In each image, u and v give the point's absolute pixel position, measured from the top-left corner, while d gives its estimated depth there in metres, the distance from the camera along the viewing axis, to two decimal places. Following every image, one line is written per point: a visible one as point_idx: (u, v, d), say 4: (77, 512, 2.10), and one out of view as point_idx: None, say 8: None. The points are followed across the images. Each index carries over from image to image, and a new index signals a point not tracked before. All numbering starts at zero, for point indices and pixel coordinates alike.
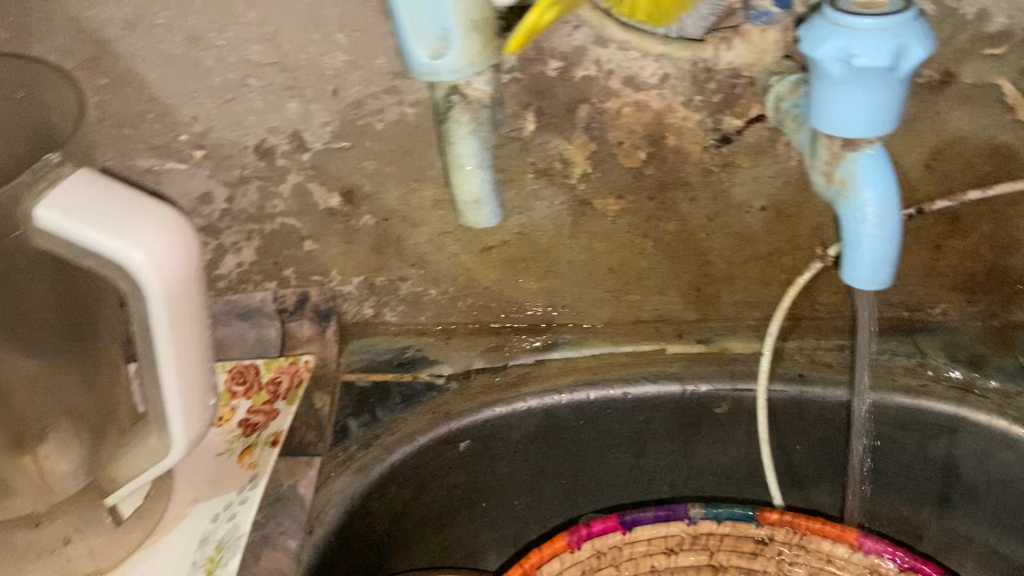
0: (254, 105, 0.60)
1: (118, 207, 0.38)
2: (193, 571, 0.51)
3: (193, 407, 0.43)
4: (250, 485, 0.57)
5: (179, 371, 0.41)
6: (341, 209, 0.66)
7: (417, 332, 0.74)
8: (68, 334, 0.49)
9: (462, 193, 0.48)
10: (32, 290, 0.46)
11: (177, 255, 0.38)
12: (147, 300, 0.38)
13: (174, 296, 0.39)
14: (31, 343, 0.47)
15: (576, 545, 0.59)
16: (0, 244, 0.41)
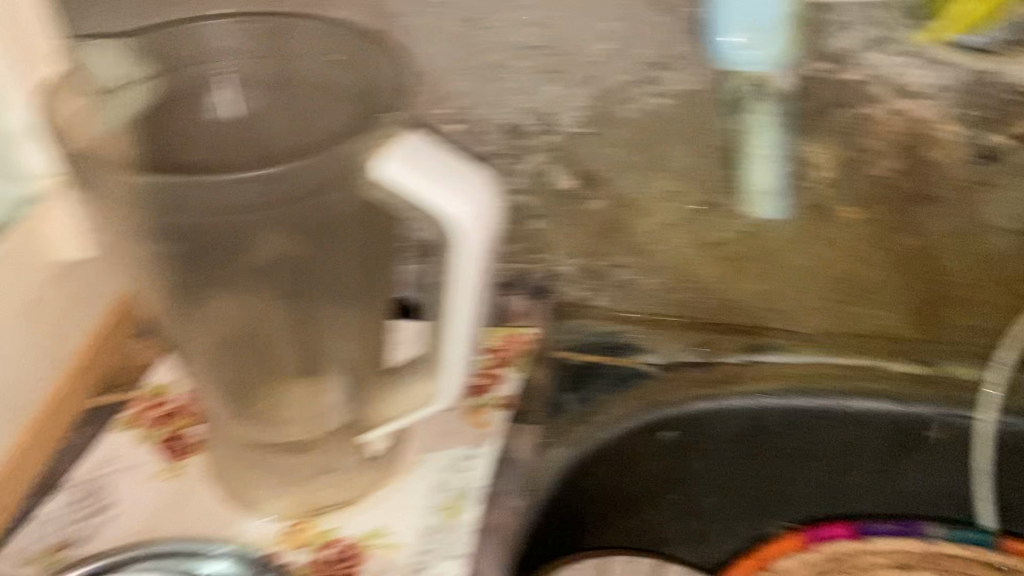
0: (515, 85, 0.62)
1: (445, 166, 0.41)
2: (431, 513, 0.55)
3: (471, 355, 0.47)
4: (481, 442, 0.60)
5: (470, 318, 0.45)
6: (577, 191, 0.67)
7: (625, 318, 0.75)
8: (361, 281, 0.50)
9: (754, 184, 0.63)
10: (343, 241, 0.46)
11: (491, 212, 0.42)
12: (463, 252, 0.42)
13: (483, 249, 0.42)
14: (332, 292, 0.49)
15: (809, 543, 0.70)
16: (330, 192, 0.43)
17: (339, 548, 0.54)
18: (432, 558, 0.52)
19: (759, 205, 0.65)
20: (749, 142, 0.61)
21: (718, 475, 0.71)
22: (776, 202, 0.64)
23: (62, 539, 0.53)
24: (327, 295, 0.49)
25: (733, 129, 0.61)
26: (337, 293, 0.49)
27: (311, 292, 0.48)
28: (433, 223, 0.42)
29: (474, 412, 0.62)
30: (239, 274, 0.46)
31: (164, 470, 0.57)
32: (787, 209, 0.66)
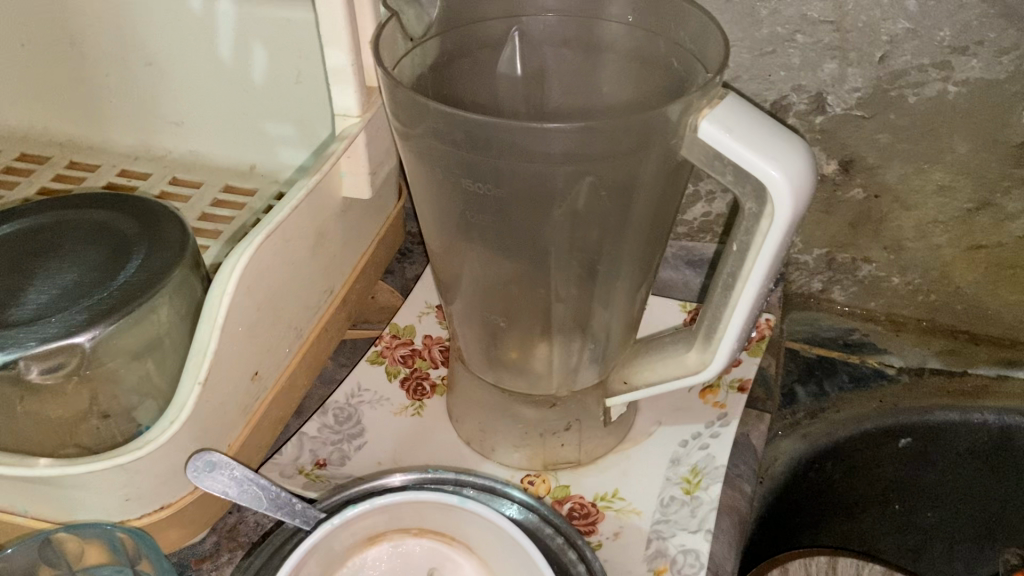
0: (790, 61, 0.60)
1: (767, 132, 0.40)
2: (668, 485, 0.56)
3: (747, 329, 0.46)
4: (720, 422, 0.59)
5: (758, 291, 0.44)
6: (834, 177, 0.65)
7: (862, 317, 0.72)
8: (642, 257, 0.50)
9: None
10: (639, 211, 0.46)
11: (807, 185, 0.40)
12: (771, 222, 0.40)
13: (792, 222, 0.41)
14: (617, 262, 0.49)
15: None
16: (647, 155, 0.42)
17: (572, 506, 0.55)
18: (672, 528, 0.52)
19: None
20: None
21: (947, 491, 0.69)
22: None
23: (319, 459, 0.56)
24: (610, 263, 0.49)
25: None
26: (618, 261, 0.49)
27: (594, 257, 0.48)
28: (743, 187, 0.41)
29: (706, 391, 0.62)
30: (533, 233, 0.47)
31: (410, 405, 0.62)
32: None
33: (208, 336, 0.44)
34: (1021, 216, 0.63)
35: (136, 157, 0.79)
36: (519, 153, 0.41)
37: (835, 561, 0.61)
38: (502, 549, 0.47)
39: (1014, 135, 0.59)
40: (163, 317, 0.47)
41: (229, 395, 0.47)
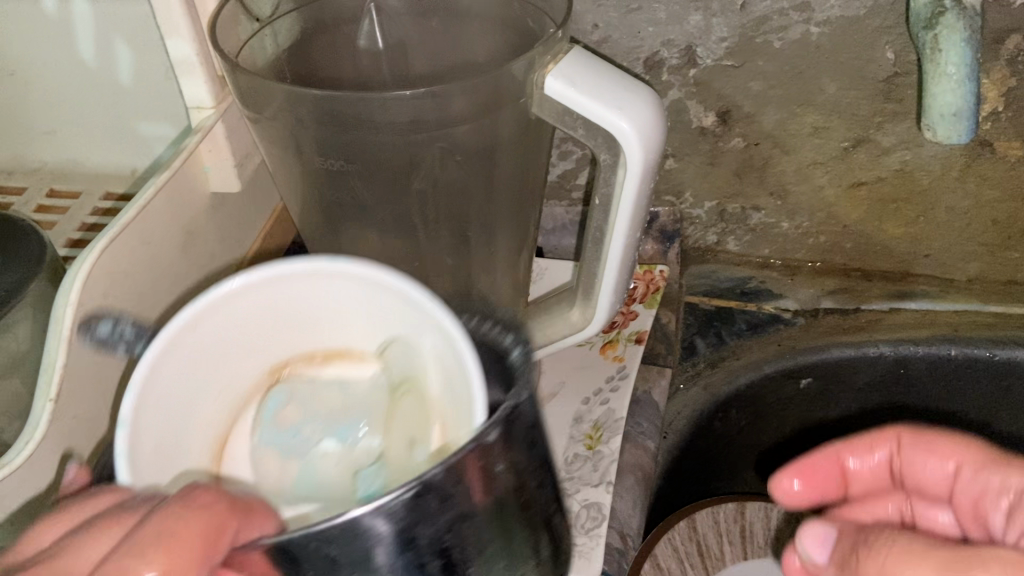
0: (656, 16, 0.60)
1: (612, 80, 0.40)
2: (573, 443, 0.55)
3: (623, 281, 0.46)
4: (619, 376, 0.60)
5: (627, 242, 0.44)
6: (713, 129, 0.66)
7: (758, 264, 0.73)
8: (513, 218, 0.50)
9: (940, 104, 0.47)
10: (501, 173, 0.46)
11: (658, 131, 0.40)
12: (626, 171, 0.41)
13: (647, 168, 0.41)
14: (488, 227, 0.49)
15: None
16: (497, 116, 0.42)
17: None
18: (576, 484, 0.52)
19: (946, 129, 0.47)
20: (936, 58, 0.46)
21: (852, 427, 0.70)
22: (962, 128, 0.47)
23: None
24: (481, 229, 0.48)
25: (922, 44, 0.48)
26: (490, 226, 0.48)
27: (463, 225, 0.47)
28: (595, 139, 0.41)
29: (606, 346, 0.63)
30: (396, 207, 0.46)
31: None
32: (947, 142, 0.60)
33: (56, 349, 0.42)
34: (897, 149, 0.63)
35: (10, 172, 0.75)
36: (369, 126, 0.40)
37: (742, 508, 0.62)
38: (379, 308, 0.38)
39: (881, 70, 0.59)
40: (24, 333, 0.45)
41: (102, 405, 0.46)
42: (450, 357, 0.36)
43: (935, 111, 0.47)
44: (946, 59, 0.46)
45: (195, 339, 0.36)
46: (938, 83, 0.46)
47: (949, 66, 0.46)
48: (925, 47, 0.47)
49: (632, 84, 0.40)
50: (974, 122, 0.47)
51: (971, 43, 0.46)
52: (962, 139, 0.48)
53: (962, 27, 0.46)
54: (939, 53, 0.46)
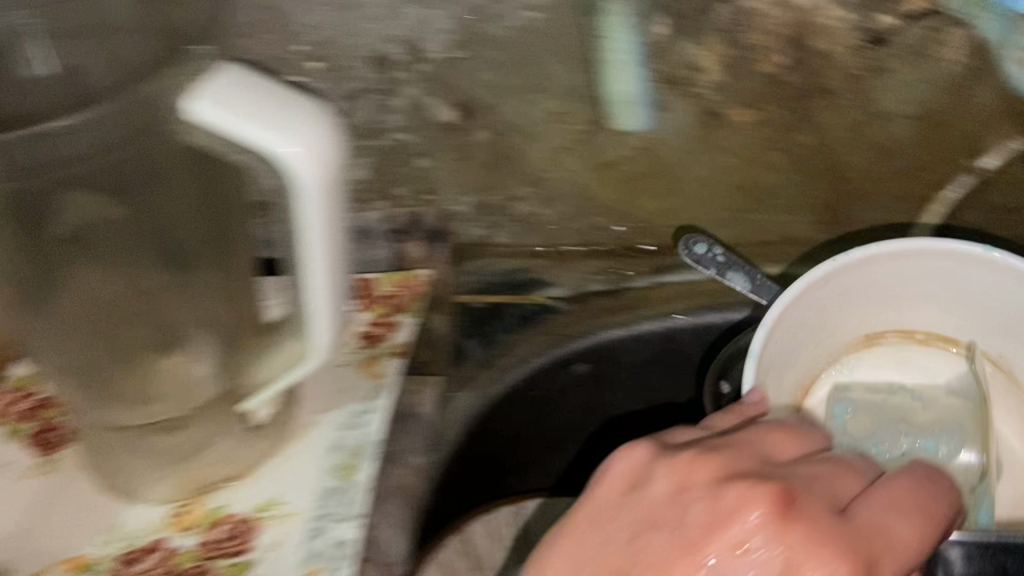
0: (375, 12, 0.58)
1: (272, 102, 0.38)
2: (329, 478, 0.54)
3: (336, 309, 0.45)
4: (375, 395, 0.59)
5: (329, 271, 0.42)
6: (457, 123, 0.64)
7: (530, 254, 0.72)
8: (209, 245, 0.47)
9: (615, 91, 0.61)
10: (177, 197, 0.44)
11: (332, 153, 0.39)
12: (306, 198, 0.39)
13: (329, 192, 0.39)
14: (174, 256, 0.45)
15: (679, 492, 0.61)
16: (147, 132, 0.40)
17: (228, 525, 0.53)
18: (331, 522, 0.51)
19: (624, 112, 0.62)
20: (608, 46, 0.59)
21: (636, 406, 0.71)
22: (638, 109, 0.62)
23: None
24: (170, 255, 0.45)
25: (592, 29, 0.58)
26: (179, 252, 0.45)
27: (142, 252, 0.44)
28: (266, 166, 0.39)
29: (367, 363, 0.61)
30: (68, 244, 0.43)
31: (42, 463, 0.55)
32: (677, 113, 0.62)
33: None
34: (636, 128, 0.63)
35: None
36: (49, 168, 0.38)
37: (520, 508, 0.64)
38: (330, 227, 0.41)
39: (605, 49, 0.59)
40: None
41: None
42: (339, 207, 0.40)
43: (613, 98, 0.62)
44: (614, 48, 0.59)
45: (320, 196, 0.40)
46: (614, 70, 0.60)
47: (620, 56, 0.59)
48: (597, 32, 0.58)
49: (298, 96, 0.39)
50: (648, 103, 0.62)
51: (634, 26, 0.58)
52: (644, 121, 0.63)
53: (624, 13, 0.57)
54: (609, 37, 0.58)
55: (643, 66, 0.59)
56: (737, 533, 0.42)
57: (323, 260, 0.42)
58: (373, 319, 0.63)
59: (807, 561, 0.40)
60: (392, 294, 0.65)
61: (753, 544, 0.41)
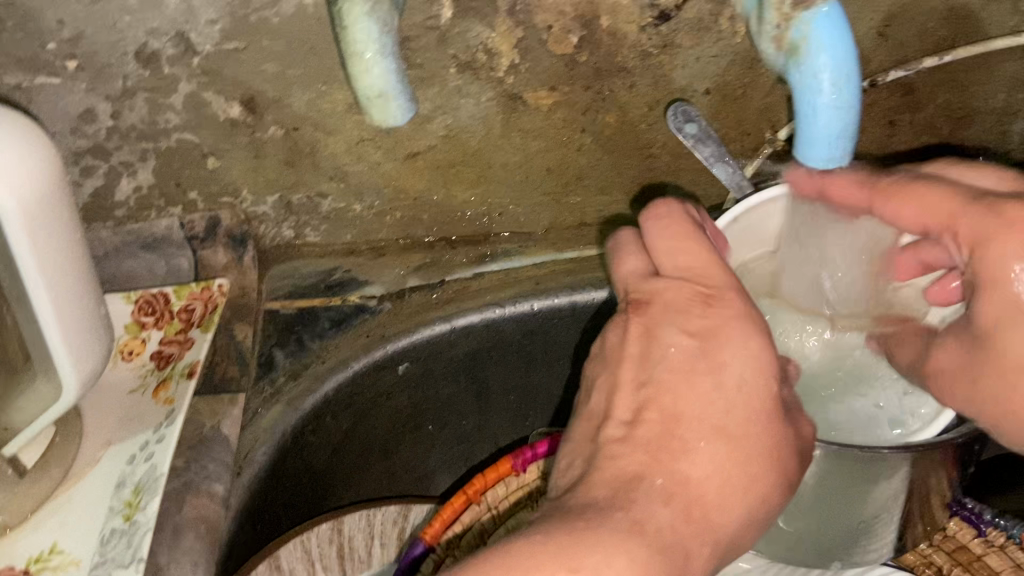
0: (128, 3, 0.52)
1: None
2: (110, 516, 0.50)
3: (79, 349, 0.41)
4: (166, 422, 0.53)
5: (55, 308, 0.39)
6: (244, 120, 0.59)
7: (344, 251, 0.68)
8: None
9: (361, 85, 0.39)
10: None
11: (30, 172, 0.36)
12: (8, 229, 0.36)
13: (36, 219, 0.37)
14: None
15: (520, 467, 0.60)
16: None
17: None
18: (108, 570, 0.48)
19: (377, 111, 0.39)
20: (345, 35, 0.37)
21: (468, 395, 0.70)
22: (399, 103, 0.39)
23: None
24: None
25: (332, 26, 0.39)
26: None
27: None
28: None
29: (157, 387, 0.56)
30: None
31: None
32: (475, 96, 0.60)
33: None
34: (436, 115, 0.61)
35: None
36: None
37: (339, 525, 0.60)
38: (63, 242, 0.39)
39: None
40: None
41: None
42: (55, 218, 0.38)
43: (361, 96, 0.39)
44: (355, 40, 0.37)
45: (40, 205, 0.37)
46: (358, 68, 0.38)
47: (358, 43, 0.37)
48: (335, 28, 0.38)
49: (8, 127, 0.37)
50: (410, 94, 0.40)
51: (379, 17, 0.37)
52: (411, 111, 0.40)
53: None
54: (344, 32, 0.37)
55: (433, 53, 0.57)
56: (655, 348, 0.45)
57: (49, 303, 0.39)
58: (165, 338, 0.58)
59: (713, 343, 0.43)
60: (186, 308, 0.59)
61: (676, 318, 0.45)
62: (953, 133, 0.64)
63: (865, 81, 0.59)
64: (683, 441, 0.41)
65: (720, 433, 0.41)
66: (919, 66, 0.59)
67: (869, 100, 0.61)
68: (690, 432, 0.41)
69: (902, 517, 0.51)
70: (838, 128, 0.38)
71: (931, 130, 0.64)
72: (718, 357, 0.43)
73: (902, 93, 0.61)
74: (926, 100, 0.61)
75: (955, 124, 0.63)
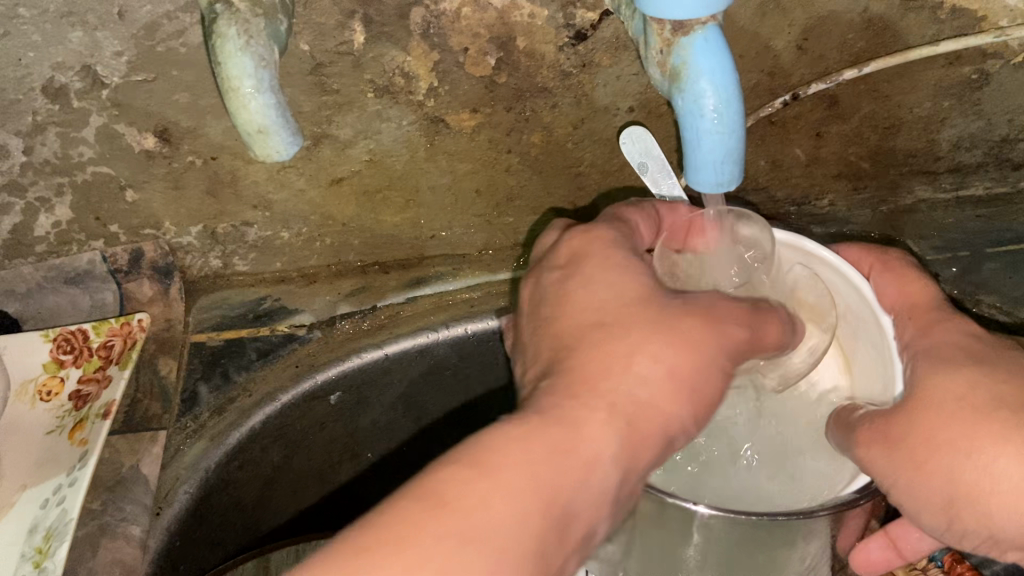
0: (30, 38, 0.51)
1: None
2: (21, 563, 0.50)
3: None
4: (79, 465, 0.52)
5: None
6: (160, 151, 0.58)
7: (274, 279, 0.67)
8: None
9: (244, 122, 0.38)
10: None
11: None
12: None
13: None
14: None
15: None
16: None
17: None
18: None
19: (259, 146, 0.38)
20: (222, 72, 0.37)
21: (408, 420, 0.71)
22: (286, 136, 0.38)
23: None
24: None
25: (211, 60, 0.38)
26: None
27: None
28: None
29: (75, 428, 0.55)
30: None
31: None
32: (395, 120, 0.59)
33: None
34: (357, 141, 0.60)
35: None
36: None
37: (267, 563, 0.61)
38: None
39: (301, 64, 0.55)
40: None
41: None
42: None
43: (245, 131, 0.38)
44: (233, 76, 0.37)
45: None
46: (236, 103, 0.37)
47: (234, 78, 0.37)
48: (213, 64, 0.38)
49: None
50: (297, 129, 0.39)
51: (259, 52, 0.37)
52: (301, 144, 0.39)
53: (241, 33, 0.37)
54: (221, 68, 0.37)
55: (348, 78, 0.56)
56: (544, 290, 0.42)
57: None
58: (84, 376, 0.57)
59: (600, 264, 0.41)
60: (105, 344, 0.57)
61: (570, 276, 0.42)
62: (880, 143, 0.63)
63: (787, 94, 0.59)
64: (574, 333, 0.40)
65: (612, 332, 0.39)
66: (840, 78, 0.58)
67: (793, 113, 0.61)
68: (589, 341, 0.39)
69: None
70: (723, 151, 0.38)
71: (858, 140, 0.63)
72: (589, 279, 0.41)
73: (825, 105, 0.60)
74: (852, 110, 0.61)
75: (882, 135, 0.63)
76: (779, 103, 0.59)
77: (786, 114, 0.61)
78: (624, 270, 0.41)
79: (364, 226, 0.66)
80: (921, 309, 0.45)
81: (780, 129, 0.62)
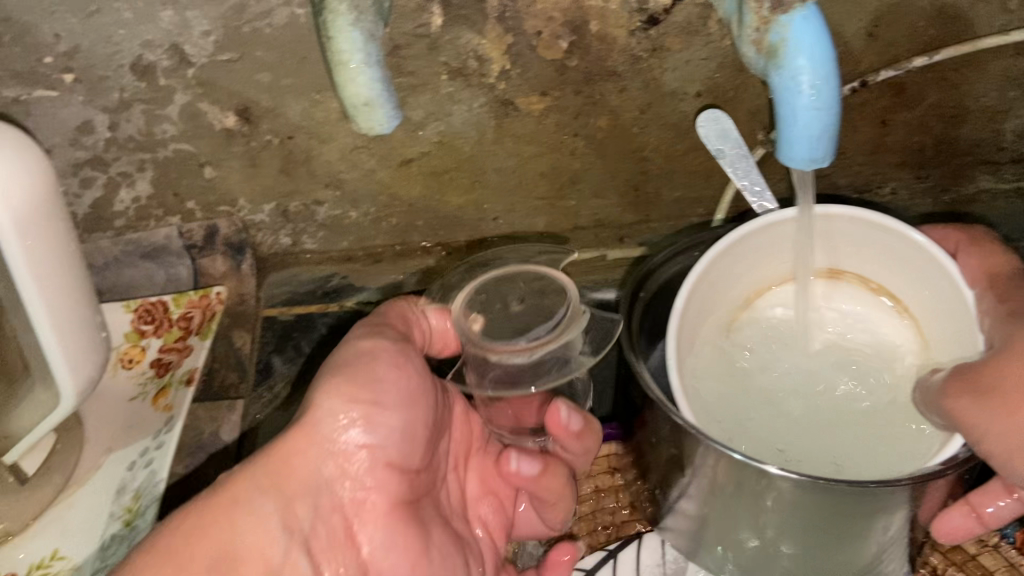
0: (122, 17, 0.53)
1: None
2: (111, 522, 0.52)
3: (76, 357, 0.46)
4: (165, 429, 0.56)
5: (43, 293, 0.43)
6: (239, 129, 0.60)
7: (341, 258, 0.69)
8: None
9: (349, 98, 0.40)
10: None
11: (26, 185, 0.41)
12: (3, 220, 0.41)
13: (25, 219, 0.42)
14: None
15: None
16: None
17: None
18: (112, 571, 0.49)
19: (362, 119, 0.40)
20: (329, 45, 0.39)
21: None
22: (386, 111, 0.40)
23: None
24: None
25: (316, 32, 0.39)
26: None
27: None
28: None
29: (157, 395, 0.58)
30: None
31: None
32: (466, 102, 0.60)
33: None
34: (429, 122, 0.61)
35: None
36: None
37: None
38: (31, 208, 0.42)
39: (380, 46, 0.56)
40: None
41: None
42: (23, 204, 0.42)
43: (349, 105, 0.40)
44: (341, 50, 0.38)
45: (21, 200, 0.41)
46: (344, 77, 0.38)
47: (342, 52, 0.38)
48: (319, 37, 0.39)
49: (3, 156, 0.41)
50: (397, 104, 0.40)
51: (366, 27, 0.39)
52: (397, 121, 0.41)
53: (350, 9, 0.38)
54: (329, 43, 0.39)
55: (424, 60, 0.57)
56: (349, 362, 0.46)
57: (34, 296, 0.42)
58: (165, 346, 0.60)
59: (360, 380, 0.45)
60: (185, 315, 0.60)
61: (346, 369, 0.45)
62: (944, 132, 0.64)
63: (855, 81, 0.60)
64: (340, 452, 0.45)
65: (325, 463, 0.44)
66: (910, 65, 0.59)
67: (859, 100, 0.61)
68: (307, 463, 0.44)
69: (909, 552, 0.50)
70: (818, 126, 0.40)
71: (922, 128, 0.64)
72: (376, 379, 0.45)
73: (892, 93, 0.61)
74: (918, 98, 0.61)
75: (947, 123, 0.63)
76: (847, 90, 0.60)
77: (852, 101, 0.62)
78: (375, 402, 0.45)
79: (431, 207, 0.67)
80: (1000, 280, 0.48)
81: (845, 116, 0.62)
